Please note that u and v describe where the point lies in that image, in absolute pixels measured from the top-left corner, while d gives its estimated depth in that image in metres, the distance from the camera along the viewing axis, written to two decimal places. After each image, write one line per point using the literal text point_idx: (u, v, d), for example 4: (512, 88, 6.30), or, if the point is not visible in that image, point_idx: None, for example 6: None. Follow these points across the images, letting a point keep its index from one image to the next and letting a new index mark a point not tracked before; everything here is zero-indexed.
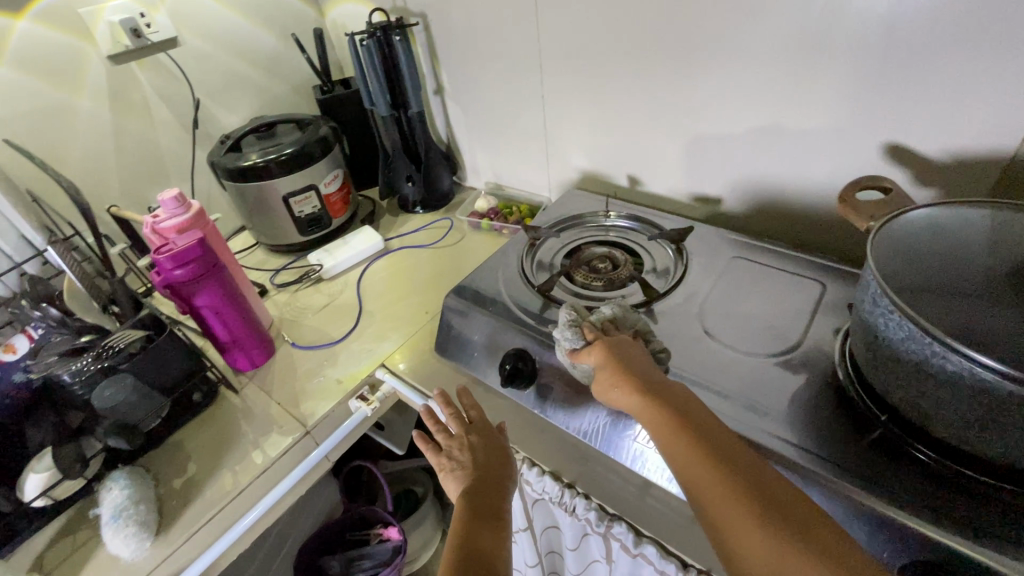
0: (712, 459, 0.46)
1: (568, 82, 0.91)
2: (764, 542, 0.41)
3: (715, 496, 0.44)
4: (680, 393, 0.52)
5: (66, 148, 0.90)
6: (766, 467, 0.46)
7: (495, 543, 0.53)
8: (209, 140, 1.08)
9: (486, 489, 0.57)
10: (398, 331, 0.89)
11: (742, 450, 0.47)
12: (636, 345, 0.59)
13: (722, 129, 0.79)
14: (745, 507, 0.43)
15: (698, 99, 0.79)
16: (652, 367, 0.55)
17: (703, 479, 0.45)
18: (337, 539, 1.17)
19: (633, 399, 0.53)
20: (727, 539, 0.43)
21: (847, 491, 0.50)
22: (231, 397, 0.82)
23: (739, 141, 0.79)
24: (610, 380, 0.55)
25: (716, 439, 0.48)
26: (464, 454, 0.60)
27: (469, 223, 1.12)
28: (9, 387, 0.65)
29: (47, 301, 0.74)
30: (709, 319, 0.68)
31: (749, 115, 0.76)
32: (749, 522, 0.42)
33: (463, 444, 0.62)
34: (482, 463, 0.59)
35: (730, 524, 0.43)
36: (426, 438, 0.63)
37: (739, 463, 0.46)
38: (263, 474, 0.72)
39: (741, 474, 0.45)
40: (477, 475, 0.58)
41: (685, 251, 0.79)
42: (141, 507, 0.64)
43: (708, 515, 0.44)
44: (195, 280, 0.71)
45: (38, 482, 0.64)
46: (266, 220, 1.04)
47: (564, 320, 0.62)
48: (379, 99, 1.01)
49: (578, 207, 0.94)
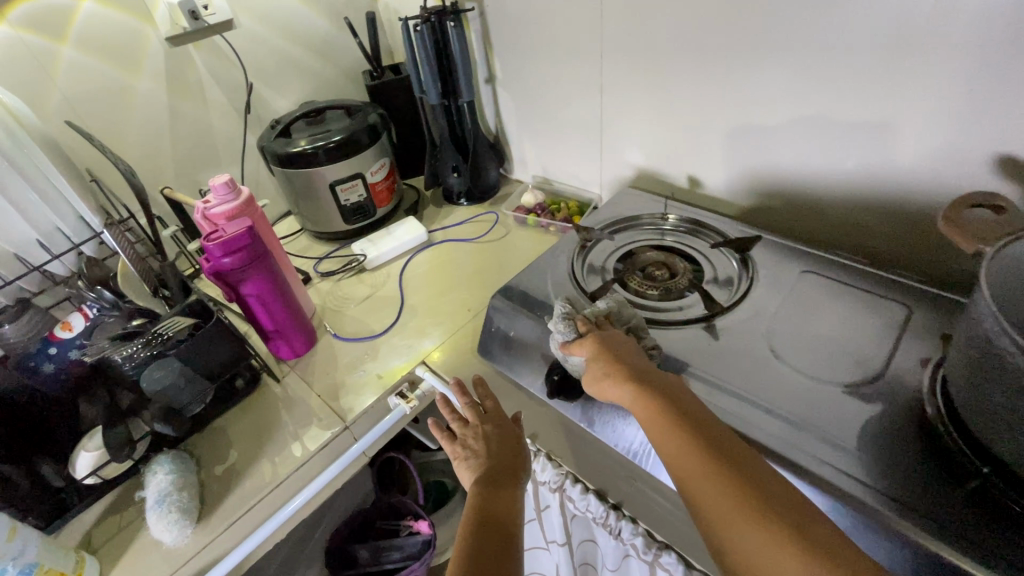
0: (707, 454, 0.46)
1: (629, 73, 0.85)
2: (760, 539, 0.41)
3: (711, 494, 0.44)
4: (676, 389, 0.53)
5: (125, 130, 0.91)
6: (760, 463, 0.46)
7: (511, 520, 0.53)
8: (260, 124, 1.08)
9: (500, 477, 0.57)
10: (440, 328, 0.87)
11: (737, 447, 0.47)
12: (628, 339, 0.59)
13: (796, 129, 0.73)
14: (739, 503, 0.43)
15: (774, 95, 0.72)
16: (648, 363, 0.56)
17: (697, 476, 0.46)
18: (368, 526, 1.17)
19: (629, 393, 0.53)
20: (723, 536, 0.43)
21: (923, 542, 0.45)
22: (273, 385, 0.82)
23: (792, 131, 0.73)
24: (605, 375, 0.55)
25: (711, 435, 0.48)
26: (479, 444, 0.60)
27: (514, 218, 1.08)
28: (68, 363, 0.68)
29: (102, 284, 0.73)
30: (777, 338, 0.63)
31: (833, 114, 0.69)
32: (746, 520, 0.42)
33: (477, 433, 0.61)
34: (496, 453, 0.59)
35: (726, 521, 0.43)
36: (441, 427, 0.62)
37: (733, 459, 0.46)
38: (302, 467, 0.71)
39: (737, 473, 0.45)
40: (491, 464, 0.58)
41: (751, 262, 0.73)
42: (184, 494, 0.64)
43: (703, 512, 0.45)
44: (244, 268, 0.71)
45: (89, 461, 0.66)
46: (312, 206, 1.03)
47: (558, 312, 0.61)
48: (430, 86, 0.98)
49: (632, 207, 0.89)
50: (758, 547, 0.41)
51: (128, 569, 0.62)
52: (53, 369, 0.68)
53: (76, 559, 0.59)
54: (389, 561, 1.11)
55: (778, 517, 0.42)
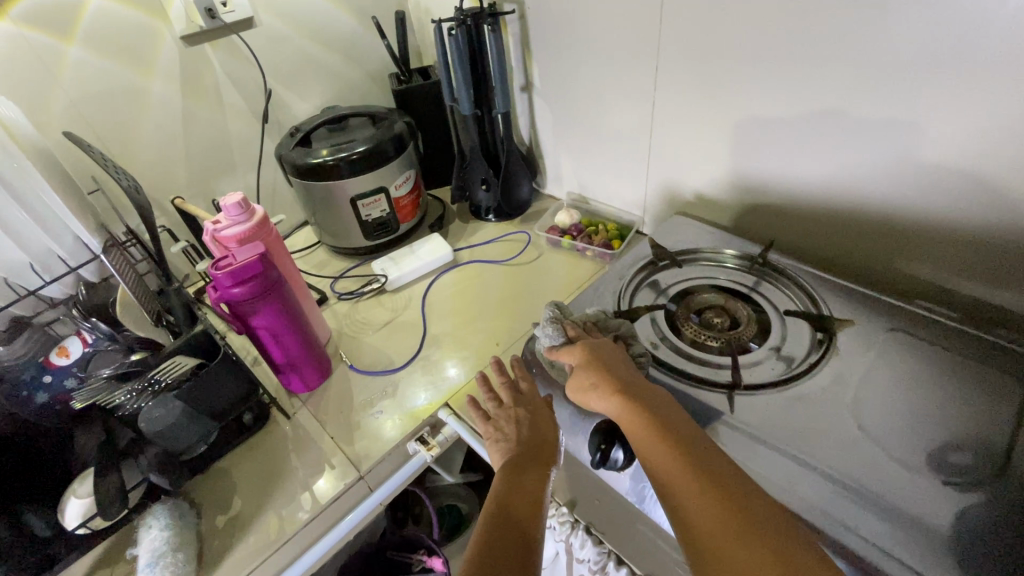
0: (692, 467, 0.45)
1: (685, 87, 0.76)
2: (741, 557, 0.39)
3: (694, 507, 0.43)
4: (663, 400, 0.52)
5: (135, 136, 0.85)
6: (749, 481, 0.44)
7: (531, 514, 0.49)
8: (279, 130, 1.01)
9: (527, 464, 0.54)
10: (465, 364, 0.80)
11: (725, 463, 0.46)
12: (619, 350, 0.59)
13: (835, 133, 0.65)
14: (721, 513, 0.42)
15: (820, 103, 0.64)
16: (637, 376, 0.55)
17: (680, 481, 0.45)
18: (378, 557, 1.10)
19: (615, 405, 0.52)
20: (705, 551, 0.41)
21: None
22: (283, 422, 0.75)
23: (800, 123, 0.67)
24: (592, 386, 0.55)
25: (697, 450, 0.47)
26: (510, 427, 0.58)
27: (547, 238, 1.00)
28: (62, 393, 0.62)
29: (98, 312, 0.67)
30: (864, 412, 0.54)
31: (935, 148, 0.58)
32: (730, 538, 0.40)
33: (510, 416, 0.59)
34: (527, 438, 0.56)
35: (706, 536, 0.41)
36: (475, 404, 0.62)
37: (719, 476, 0.44)
38: (310, 522, 0.64)
39: (720, 483, 0.44)
40: (519, 449, 0.56)
41: (838, 350, 0.60)
42: (180, 555, 0.58)
43: (685, 526, 0.43)
44: (255, 299, 0.63)
45: (79, 510, 0.59)
46: (331, 219, 0.95)
47: (546, 318, 0.64)
48: (462, 96, 0.90)
49: (683, 239, 0.80)
50: (740, 564, 0.39)
51: None
52: (46, 399, 0.61)
53: None
54: None
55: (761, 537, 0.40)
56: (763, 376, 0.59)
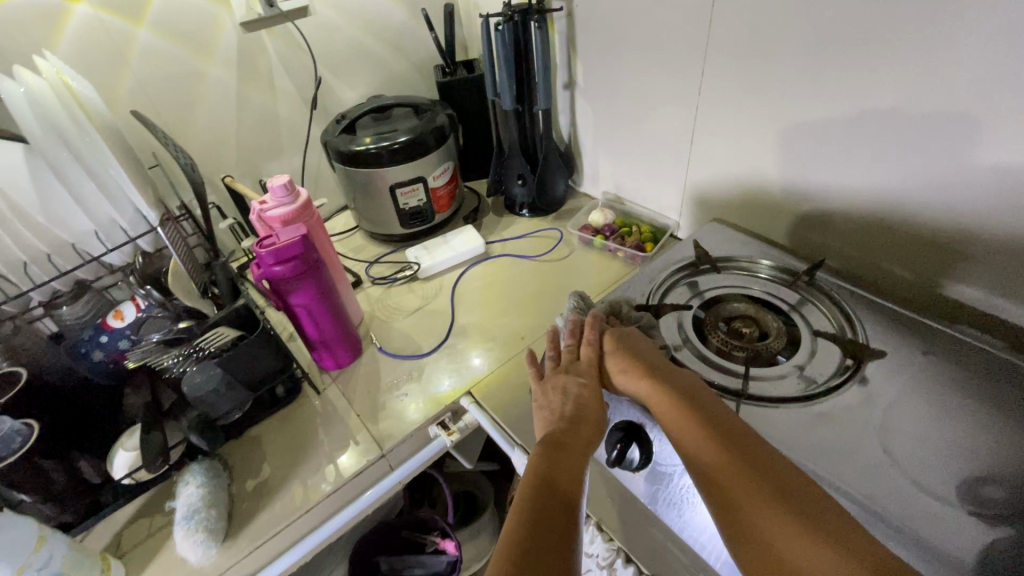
0: (722, 442, 0.49)
1: (734, 91, 0.74)
2: (775, 525, 0.43)
3: (727, 478, 0.47)
4: (702, 391, 0.55)
5: (192, 116, 0.89)
6: (777, 456, 0.48)
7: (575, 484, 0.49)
8: (326, 116, 1.05)
9: (572, 434, 0.54)
10: (489, 355, 0.81)
11: (754, 440, 0.49)
12: (648, 343, 0.62)
13: (890, 138, 0.62)
14: (765, 496, 0.44)
15: (876, 103, 0.61)
16: (670, 364, 0.59)
17: (724, 465, 0.47)
18: (394, 535, 1.14)
19: (646, 387, 0.56)
20: (740, 520, 0.44)
21: None
22: (313, 396, 0.79)
23: (849, 125, 0.65)
24: (622, 371, 0.59)
25: (727, 428, 0.50)
26: (558, 394, 0.59)
27: (579, 237, 1.00)
28: (116, 353, 0.70)
29: (153, 281, 0.71)
30: (893, 436, 0.53)
31: (992, 175, 0.56)
32: (764, 509, 0.44)
33: (558, 384, 0.60)
34: (574, 408, 0.57)
35: (739, 504, 0.45)
36: (535, 363, 0.64)
37: (749, 452, 0.48)
38: (333, 493, 0.67)
39: (764, 471, 0.46)
40: (565, 417, 0.56)
41: (863, 378, 0.58)
42: (213, 512, 0.62)
43: (717, 494, 0.46)
44: (295, 278, 0.67)
45: (126, 461, 0.65)
46: (370, 205, 0.98)
47: (569, 307, 0.71)
48: (505, 90, 0.91)
49: (717, 246, 0.79)
50: (774, 532, 0.43)
51: None
52: (101, 357, 0.69)
53: (102, 568, 0.57)
54: None
55: (795, 511, 0.43)
56: (786, 390, 0.59)
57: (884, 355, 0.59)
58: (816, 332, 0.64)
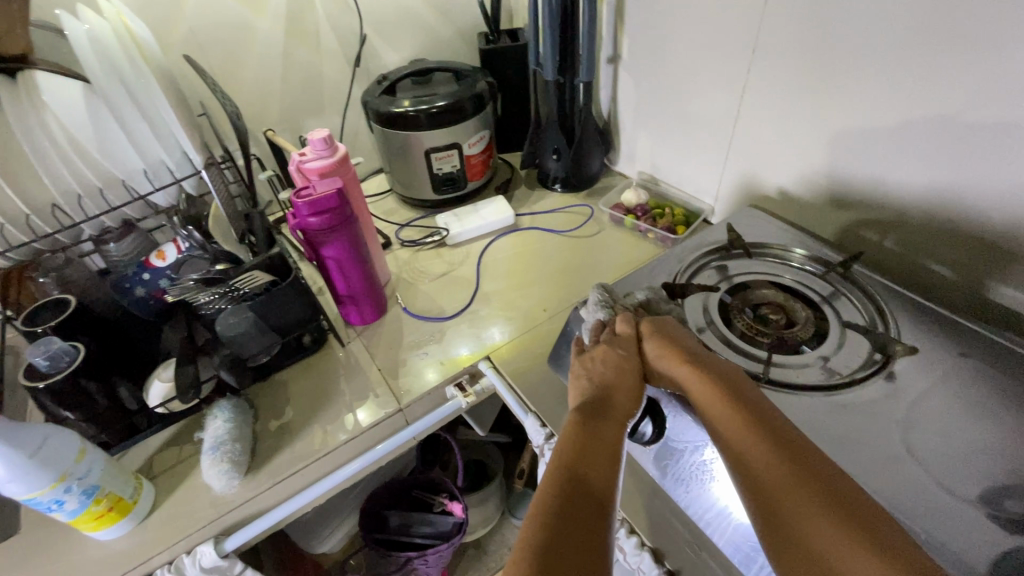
0: (769, 440, 0.45)
1: (785, 76, 0.72)
2: (824, 530, 0.39)
3: (773, 477, 0.43)
4: (744, 382, 0.51)
5: (239, 68, 0.91)
6: (826, 459, 0.44)
7: (606, 467, 0.46)
8: (367, 77, 1.06)
9: (605, 415, 0.51)
10: (512, 323, 0.82)
11: (804, 440, 0.46)
12: (685, 332, 0.59)
13: (942, 145, 0.60)
14: (813, 501, 0.41)
15: (926, 111, 0.60)
16: (709, 354, 0.55)
17: (769, 464, 0.44)
18: (405, 493, 1.18)
19: (687, 375, 0.53)
20: (783, 520, 0.41)
21: None
22: (337, 349, 0.81)
23: (905, 127, 0.62)
24: (659, 356, 0.56)
25: (774, 424, 0.47)
26: (593, 370, 0.55)
27: (611, 215, 0.99)
28: (157, 290, 0.72)
29: (194, 223, 0.74)
30: (916, 434, 0.52)
31: None
32: (813, 515, 0.40)
33: (594, 361, 0.56)
34: (609, 386, 0.53)
35: (783, 504, 0.42)
36: (578, 344, 0.61)
37: (798, 452, 0.44)
38: (350, 440, 0.70)
39: (813, 473, 0.43)
40: (598, 395, 0.53)
41: (891, 374, 0.57)
42: (237, 446, 0.65)
43: (758, 491, 0.43)
44: (329, 231, 0.68)
45: (160, 392, 0.67)
46: (404, 168, 0.99)
47: (594, 300, 0.64)
48: (547, 60, 0.90)
49: (752, 232, 0.78)
50: (823, 540, 0.39)
51: (177, 508, 0.63)
52: (143, 293, 0.72)
53: (134, 486, 0.61)
54: (417, 535, 1.11)
55: (849, 520, 0.40)
56: (808, 379, 0.58)
57: (915, 351, 0.57)
58: (845, 324, 0.63)
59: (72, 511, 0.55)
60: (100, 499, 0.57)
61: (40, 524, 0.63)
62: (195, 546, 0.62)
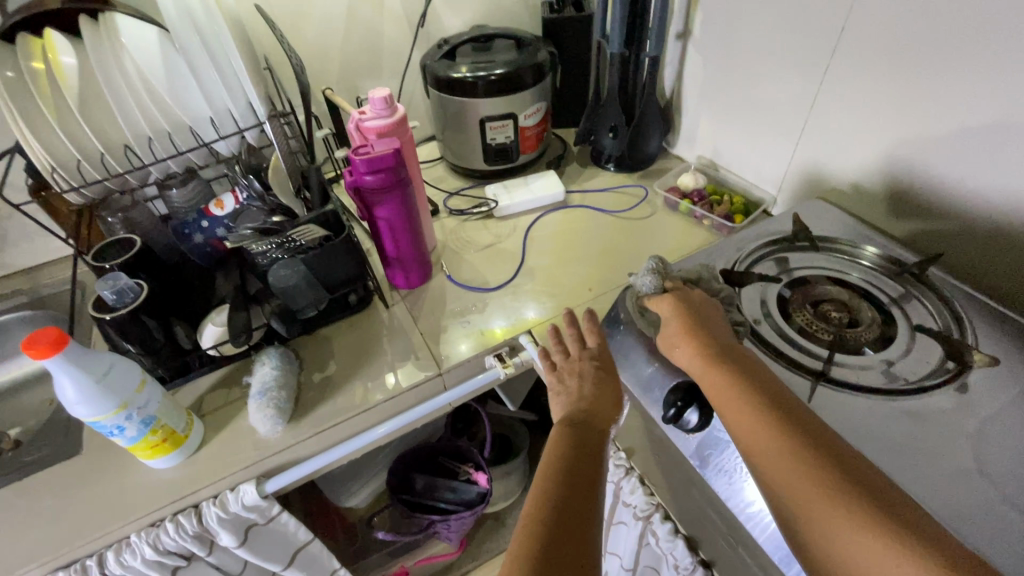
0: (779, 429, 0.44)
1: (872, 58, 0.66)
2: (839, 523, 0.39)
3: (784, 472, 0.42)
4: (756, 368, 0.50)
5: (303, 25, 0.92)
6: (841, 445, 0.43)
7: (593, 471, 0.46)
8: (428, 42, 1.04)
9: (590, 423, 0.51)
10: (556, 299, 0.81)
11: (827, 434, 0.44)
12: (710, 309, 0.57)
13: None
14: (826, 490, 0.40)
15: None
16: (727, 335, 0.54)
17: (780, 454, 0.43)
18: (431, 458, 1.20)
19: (696, 360, 0.52)
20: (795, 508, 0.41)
21: None
22: (381, 309, 0.82)
23: (1006, 122, 0.57)
24: (670, 342, 0.55)
25: (786, 411, 0.46)
26: (573, 381, 0.57)
27: (665, 199, 0.96)
28: (215, 238, 0.76)
29: (254, 173, 0.76)
30: (987, 448, 0.48)
31: None
32: (826, 507, 0.40)
33: (574, 370, 0.58)
34: (591, 396, 0.55)
35: (803, 503, 0.41)
36: (545, 355, 0.62)
37: (812, 439, 0.43)
38: (389, 399, 0.71)
39: (828, 461, 0.42)
40: (580, 406, 0.54)
41: (963, 385, 0.53)
42: (282, 393, 0.67)
43: (768, 477, 0.43)
44: (384, 191, 0.68)
45: (213, 334, 0.70)
46: (457, 137, 0.98)
47: (646, 268, 0.62)
48: (615, 32, 0.87)
49: (817, 225, 0.74)
50: (837, 532, 0.38)
51: (225, 445, 0.66)
52: (201, 240, 0.76)
53: (187, 421, 0.63)
54: (442, 499, 1.14)
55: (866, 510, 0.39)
56: (870, 381, 0.55)
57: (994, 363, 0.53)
58: (914, 329, 0.59)
59: (130, 437, 0.57)
60: (156, 429, 0.59)
61: (99, 447, 0.67)
62: (239, 483, 0.64)
